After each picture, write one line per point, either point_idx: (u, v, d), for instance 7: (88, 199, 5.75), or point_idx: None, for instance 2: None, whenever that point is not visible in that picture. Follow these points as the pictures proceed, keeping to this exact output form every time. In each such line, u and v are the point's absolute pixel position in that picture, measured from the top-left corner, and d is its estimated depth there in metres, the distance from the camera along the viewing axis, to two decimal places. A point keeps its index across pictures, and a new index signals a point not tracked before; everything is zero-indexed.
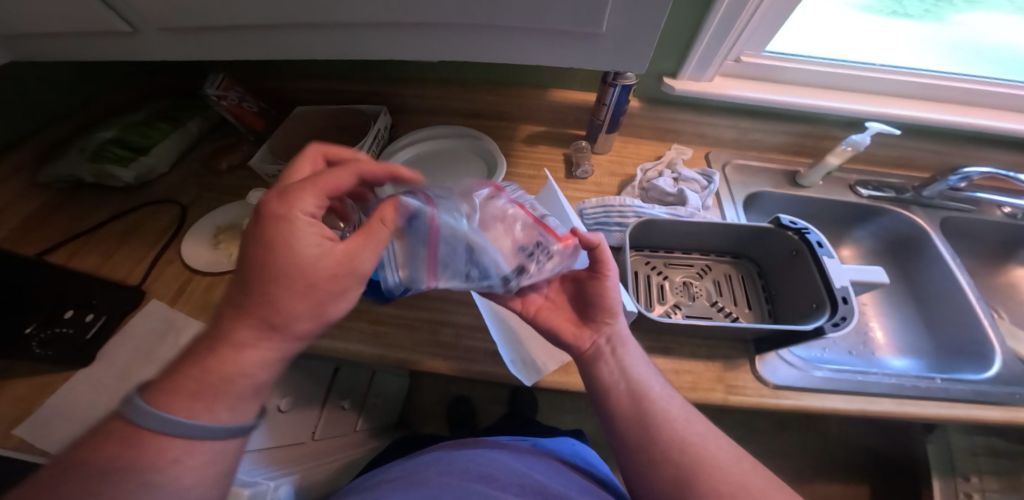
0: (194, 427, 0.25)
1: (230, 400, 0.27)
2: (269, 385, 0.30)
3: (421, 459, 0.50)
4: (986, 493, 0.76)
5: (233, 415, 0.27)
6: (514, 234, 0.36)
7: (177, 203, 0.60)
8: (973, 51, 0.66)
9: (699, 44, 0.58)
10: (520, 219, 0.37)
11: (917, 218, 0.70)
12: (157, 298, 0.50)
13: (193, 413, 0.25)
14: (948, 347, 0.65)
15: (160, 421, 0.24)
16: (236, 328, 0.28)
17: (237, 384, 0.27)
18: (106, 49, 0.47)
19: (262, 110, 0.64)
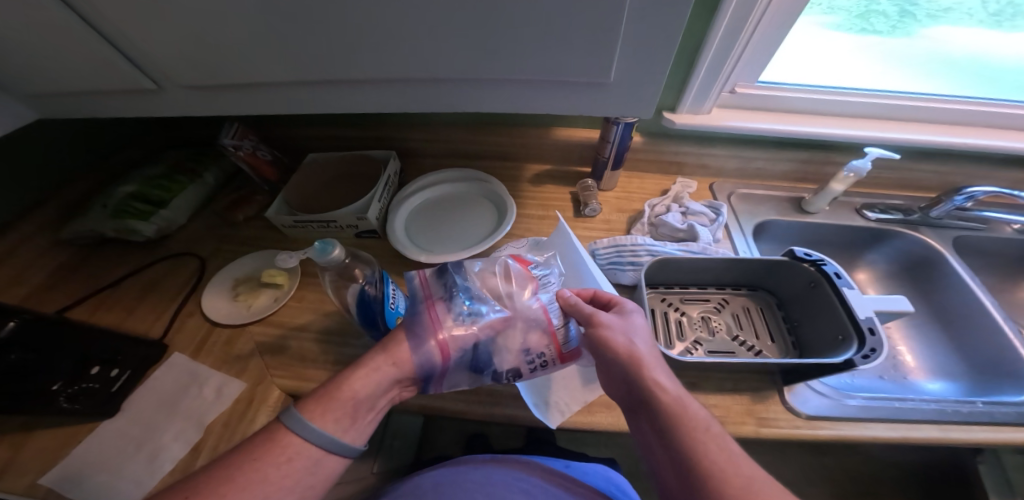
0: (309, 431, 0.30)
1: (339, 413, 0.32)
2: (373, 411, 0.34)
3: (453, 469, 0.49)
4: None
5: (338, 431, 0.32)
6: (520, 338, 0.36)
7: (196, 255, 0.61)
8: (942, 61, 0.67)
9: (694, 79, 0.60)
10: (533, 319, 0.36)
11: (929, 240, 0.70)
12: (179, 351, 0.51)
13: (315, 417, 0.31)
14: (981, 365, 0.63)
15: (295, 420, 0.31)
16: (373, 354, 0.35)
17: (347, 401, 0.33)
18: (134, 109, 0.49)
19: (274, 158, 0.67)
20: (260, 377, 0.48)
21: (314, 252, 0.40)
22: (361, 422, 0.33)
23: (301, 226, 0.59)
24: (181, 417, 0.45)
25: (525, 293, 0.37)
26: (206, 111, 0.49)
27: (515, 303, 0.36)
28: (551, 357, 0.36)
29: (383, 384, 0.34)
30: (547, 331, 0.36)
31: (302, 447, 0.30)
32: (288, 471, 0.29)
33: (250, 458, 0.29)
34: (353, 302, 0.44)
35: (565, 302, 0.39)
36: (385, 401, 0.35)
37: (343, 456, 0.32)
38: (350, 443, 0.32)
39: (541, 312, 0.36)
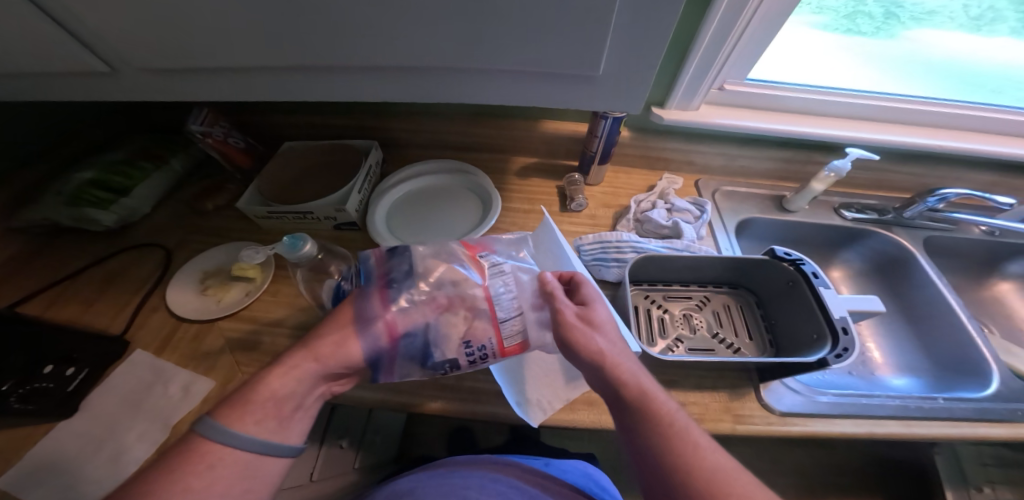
0: (232, 436, 0.30)
1: (261, 414, 0.32)
2: (299, 409, 0.34)
3: (434, 472, 0.49)
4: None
5: (260, 431, 0.31)
6: (464, 328, 0.35)
7: (161, 246, 0.58)
8: (920, 64, 0.69)
9: (685, 76, 0.59)
10: (478, 309, 0.36)
11: (899, 239, 0.72)
12: (142, 347, 0.49)
13: (232, 422, 0.31)
14: (944, 363, 0.66)
15: (210, 427, 0.30)
16: (291, 354, 0.35)
17: (269, 403, 0.32)
18: (90, 92, 0.45)
19: (248, 145, 0.64)
20: (228, 377, 0.46)
21: (283, 246, 0.38)
22: (288, 423, 0.33)
23: (275, 217, 0.57)
24: (145, 416, 0.44)
25: (471, 281, 0.37)
26: (171, 96, 0.45)
27: (456, 291, 0.36)
28: (493, 350, 0.36)
29: (306, 382, 0.34)
30: (488, 321, 0.35)
31: (228, 452, 0.30)
32: (213, 477, 0.29)
33: (171, 468, 0.28)
34: (327, 295, 0.42)
35: (517, 293, 0.38)
36: (314, 398, 0.35)
37: (278, 456, 0.32)
38: (277, 442, 0.32)
39: (482, 300, 0.36)
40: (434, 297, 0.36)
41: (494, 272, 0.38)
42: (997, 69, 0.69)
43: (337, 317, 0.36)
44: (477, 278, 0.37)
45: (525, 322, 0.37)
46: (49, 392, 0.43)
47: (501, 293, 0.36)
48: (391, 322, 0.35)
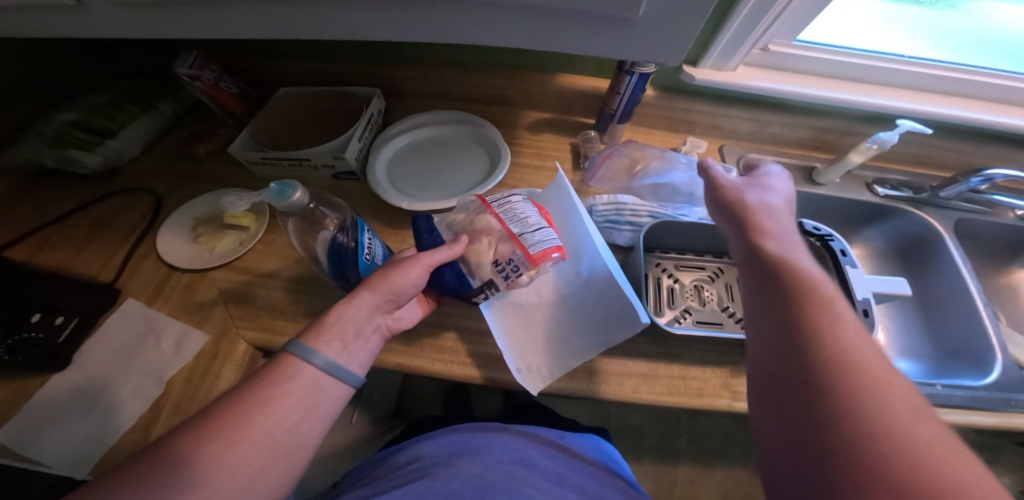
0: (310, 351, 0.32)
1: (330, 335, 0.34)
2: (361, 338, 0.36)
3: (456, 437, 0.47)
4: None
5: (330, 351, 0.33)
6: (492, 250, 0.39)
7: (151, 191, 0.56)
8: (980, 39, 0.63)
9: (727, 30, 0.52)
10: (497, 234, 0.40)
11: (932, 221, 0.68)
12: (134, 297, 0.47)
13: (310, 341, 0.33)
14: (949, 348, 0.64)
15: (290, 342, 0.33)
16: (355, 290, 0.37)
17: (337, 326, 0.34)
18: (58, 27, 0.40)
19: (242, 91, 0.59)
20: (223, 331, 0.45)
21: (271, 194, 0.35)
22: (351, 348, 0.35)
23: (270, 164, 0.53)
24: (138, 371, 0.42)
25: (483, 215, 0.41)
26: (148, 35, 0.40)
27: (474, 229, 0.41)
28: (522, 261, 0.38)
29: (365, 310, 0.36)
30: (508, 239, 0.39)
31: (305, 367, 0.32)
32: (290, 389, 0.30)
33: (261, 377, 0.31)
34: (323, 250, 0.40)
35: (529, 216, 0.41)
36: (371, 330, 0.37)
37: (341, 381, 0.33)
38: (345, 364, 0.33)
39: (497, 226, 0.40)
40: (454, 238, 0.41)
41: (500, 205, 0.42)
42: None
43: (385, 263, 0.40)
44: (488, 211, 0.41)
45: (543, 234, 0.39)
46: (39, 343, 0.41)
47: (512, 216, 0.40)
48: (422, 259, 0.39)
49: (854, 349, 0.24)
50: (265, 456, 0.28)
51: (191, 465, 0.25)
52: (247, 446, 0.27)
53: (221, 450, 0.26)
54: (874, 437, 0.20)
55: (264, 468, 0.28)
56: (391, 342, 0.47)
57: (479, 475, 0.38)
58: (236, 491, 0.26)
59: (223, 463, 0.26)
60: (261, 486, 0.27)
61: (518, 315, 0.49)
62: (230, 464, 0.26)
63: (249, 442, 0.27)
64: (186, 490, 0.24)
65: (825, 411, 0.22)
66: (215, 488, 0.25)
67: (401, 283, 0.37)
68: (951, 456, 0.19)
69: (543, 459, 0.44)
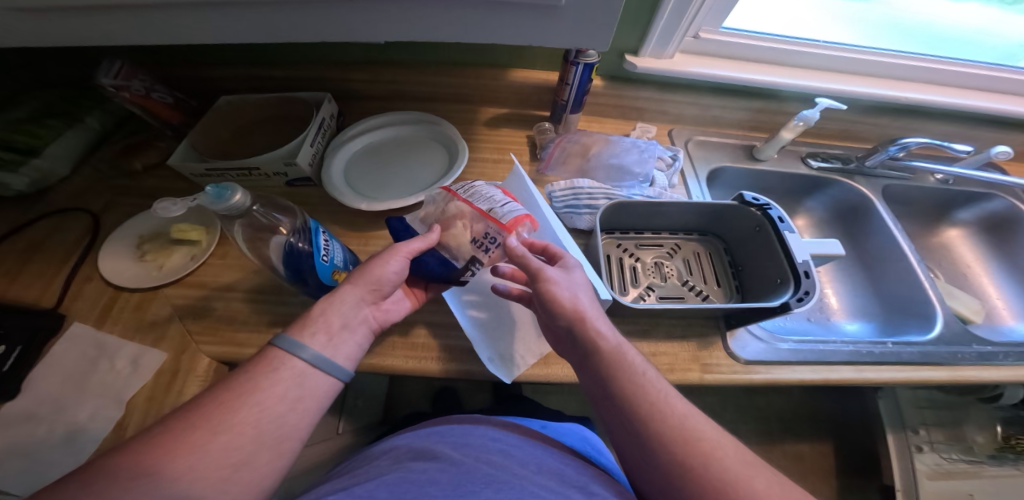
0: (297, 343, 0.33)
1: (315, 328, 0.35)
2: (347, 332, 0.36)
3: (434, 430, 0.47)
4: (933, 445, 0.85)
5: (314, 343, 0.34)
6: (468, 231, 0.42)
7: (86, 211, 0.53)
8: (899, 28, 0.69)
9: (660, 19, 0.56)
10: (470, 215, 0.42)
11: (862, 188, 0.74)
12: (80, 320, 0.45)
13: (297, 334, 0.34)
14: (894, 307, 0.70)
15: (278, 336, 0.34)
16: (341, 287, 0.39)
17: (322, 320, 0.35)
18: None
19: (177, 100, 0.57)
20: (182, 347, 0.43)
21: (208, 198, 0.34)
22: (337, 341, 0.36)
23: (216, 175, 0.52)
24: (94, 393, 0.39)
25: (452, 202, 0.44)
26: (64, 43, 0.38)
27: (446, 216, 0.43)
28: (499, 234, 0.40)
29: (350, 302, 0.37)
30: (480, 217, 0.41)
31: (291, 360, 0.32)
32: (277, 380, 0.31)
33: (249, 370, 0.32)
34: (278, 256, 0.39)
35: (495, 194, 0.43)
36: (358, 323, 0.38)
37: (327, 373, 0.34)
38: (329, 357, 0.34)
39: (467, 208, 0.42)
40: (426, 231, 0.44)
41: (467, 191, 0.44)
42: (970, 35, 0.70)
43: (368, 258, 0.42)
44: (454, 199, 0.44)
45: (510, 205, 0.41)
46: None
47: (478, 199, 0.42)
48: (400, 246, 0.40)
49: (636, 367, 0.35)
50: (250, 445, 0.28)
51: (176, 453, 0.25)
52: (231, 436, 0.28)
53: (206, 438, 0.27)
54: (675, 430, 0.31)
55: (247, 458, 0.28)
56: None
57: (456, 464, 0.37)
58: (217, 481, 0.26)
59: (207, 451, 0.26)
60: (241, 478, 0.27)
61: (486, 306, 0.50)
62: (213, 452, 0.26)
63: (233, 431, 0.28)
64: (167, 477, 0.24)
65: (649, 423, 0.32)
66: (197, 476, 0.25)
67: (383, 274, 0.39)
68: (701, 428, 0.32)
69: (522, 449, 0.43)
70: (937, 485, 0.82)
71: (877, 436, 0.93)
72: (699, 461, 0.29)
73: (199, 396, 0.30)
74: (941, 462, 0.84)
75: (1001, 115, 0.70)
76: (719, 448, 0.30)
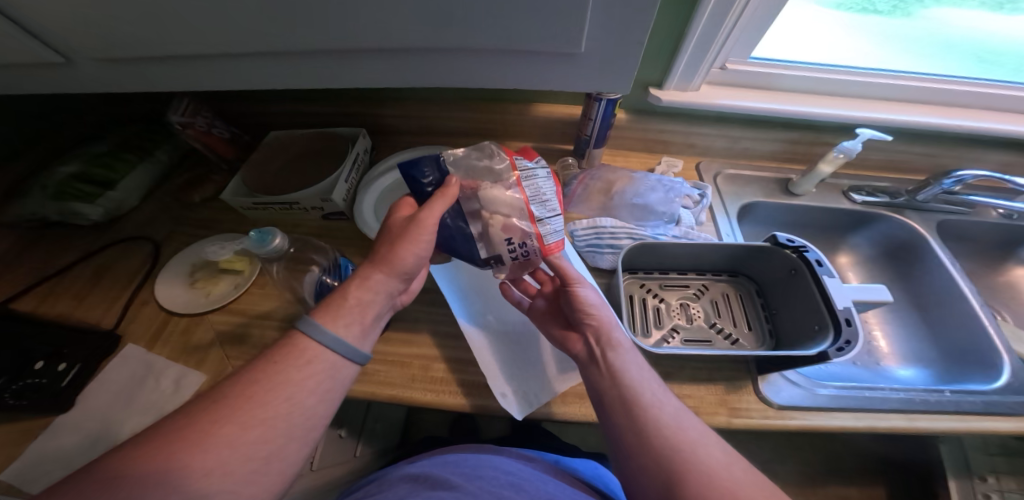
0: (327, 335, 0.34)
1: (349, 319, 0.36)
2: (371, 323, 0.38)
3: (449, 458, 0.47)
4: (1004, 495, 0.75)
5: (348, 336, 0.35)
6: (514, 228, 0.41)
7: (149, 240, 0.58)
8: (943, 44, 0.65)
9: (684, 52, 0.56)
10: (520, 213, 0.41)
11: (913, 224, 0.69)
12: (133, 342, 0.48)
13: (328, 323, 0.35)
14: (954, 353, 0.63)
15: (309, 325, 0.34)
16: (366, 271, 0.39)
17: (356, 310, 0.37)
18: (47, 85, 0.43)
19: (232, 135, 0.63)
20: (219, 371, 0.46)
21: (251, 242, 0.38)
22: (367, 331, 0.37)
23: (262, 208, 0.56)
24: (138, 408, 0.43)
25: (510, 186, 0.41)
26: (134, 89, 0.43)
27: (496, 198, 0.41)
28: (534, 249, 0.43)
29: (382, 290, 0.39)
30: (530, 222, 0.41)
31: (320, 351, 0.34)
32: (309, 372, 0.33)
33: (277, 358, 0.33)
34: (309, 290, 0.43)
35: (546, 195, 0.43)
36: (385, 308, 0.40)
37: (352, 362, 0.35)
38: (358, 350, 0.36)
39: (519, 204, 0.41)
40: (447, 185, 0.40)
41: (526, 178, 0.42)
42: None
43: (387, 234, 0.40)
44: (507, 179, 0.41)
45: (554, 223, 0.43)
46: (43, 388, 0.42)
47: (532, 198, 0.42)
48: (425, 218, 0.39)
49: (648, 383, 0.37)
50: (280, 438, 0.30)
51: (212, 446, 0.27)
52: (263, 430, 0.29)
53: (238, 434, 0.28)
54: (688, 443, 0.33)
55: (276, 451, 0.30)
56: (382, 375, 0.46)
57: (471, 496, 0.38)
58: (247, 474, 0.28)
59: (239, 445, 0.28)
60: (270, 470, 0.29)
61: (502, 339, 0.51)
62: (244, 447, 0.28)
63: (264, 425, 0.29)
64: (200, 470, 0.26)
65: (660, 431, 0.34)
66: (230, 468, 0.27)
67: (405, 260, 0.39)
68: (710, 445, 0.33)
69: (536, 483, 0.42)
70: None
71: (939, 491, 0.83)
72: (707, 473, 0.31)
73: (230, 384, 0.31)
74: None
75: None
76: (729, 471, 0.31)
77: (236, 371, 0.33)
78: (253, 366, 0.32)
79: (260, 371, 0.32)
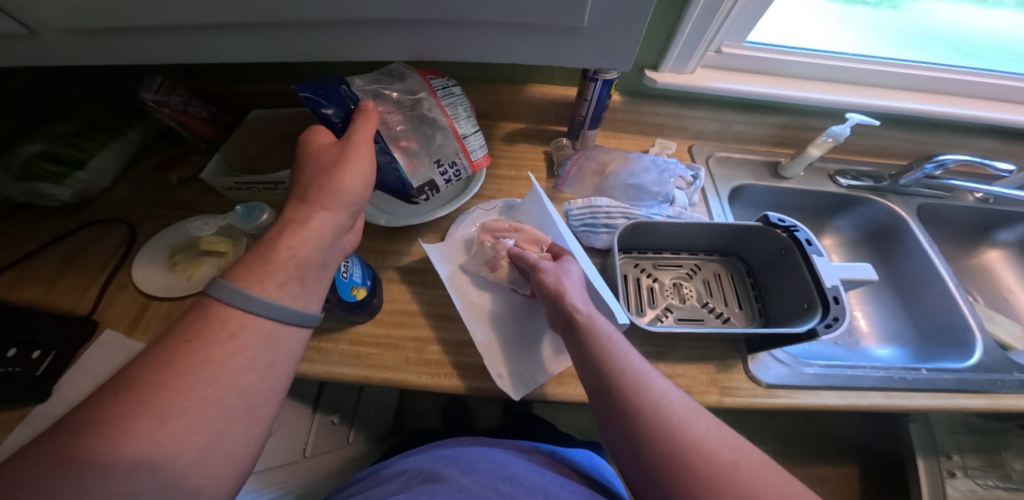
0: (254, 301, 0.29)
1: (281, 276, 0.31)
2: (311, 277, 0.33)
3: (443, 453, 0.47)
4: (968, 471, 0.80)
5: (284, 295, 0.31)
6: (437, 149, 0.51)
7: (124, 222, 0.55)
8: (928, 35, 0.67)
9: (681, 34, 0.55)
10: (443, 134, 0.51)
11: (895, 207, 0.71)
12: (111, 327, 0.46)
13: (253, 286, 0.30)
14: (930, 333, 0.66)
15: (227, 292, 0.29)
16: (294, 212, 0.35)
17: (286, 260, 0.32)
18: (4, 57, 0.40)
19: (212, 115, 0.60)
20: None
21: (239, 217, 0.40)
22: (309, 282, 0.33)
23: (245, 189, 0.54)
24: None
25: (427, 107, 0.49)
26: (104, 62, 0.40)
27: (423, 120, 0.50)
28: (462, 166, 0.54)
29: (331, 228, 0.35)
30: (456, 146, 0.52)
31: (250, 318, 0.29)
32: (236, 345, 0.28)
33: (190, 336, 0.27)
34: None
35: (460, 113, 0.52)
36: (331, 254, 0.35)
37: (294, 323, 0.31)
38: (300, 309, 0.32)
39: (445, 124, 0.51)
40: (363, 108, 0.41)
41: (442, 97, 0.50)
42: (1006, 40, 0.67)
43: (315, 164, 0.37)
44: (428, 100, 0.49)
45: (477, 141, 0.54)
46: (17, 378, 0.40)
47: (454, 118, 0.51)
48: (356, 139, 0.39)
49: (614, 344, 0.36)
50: (215, 423, 0.26)
51: (124, 446, 0.22)
52: (192, 417, 0.25)
53: (156, 425, 0.24)
54: (653, 401, 0.32)
55: (215, 439, 0.25)
56: (376, 358, 0.46)
57: (463, 490, 0.37)
58: (182, 469, 0.24)
59: (163, 439, 0.23)
60: (214, 459, 0.25)
61: (497, 318, 0.50)
62: (169, 440, 0.24)
63: (189, 413, 0.25)
64: (120, 472, 0.22)
65: (626, 393, 0.33)
66: (157, 466, 0.23)
67: (351, 189, 0.37)
68: (677, 402, 0.33)
69: (533, 477, 0.42)
70: None
71: (909, 464, 0.88)
72: (671, 432, 0.31)
73: (135, 372, 0.26)
74: (976, 489, 0.78)
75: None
76: (694, 426, 0.31)
77: (143, 354, 0.27)
78: (164, 350, 0.27)
79: (175, 349, 0.27)
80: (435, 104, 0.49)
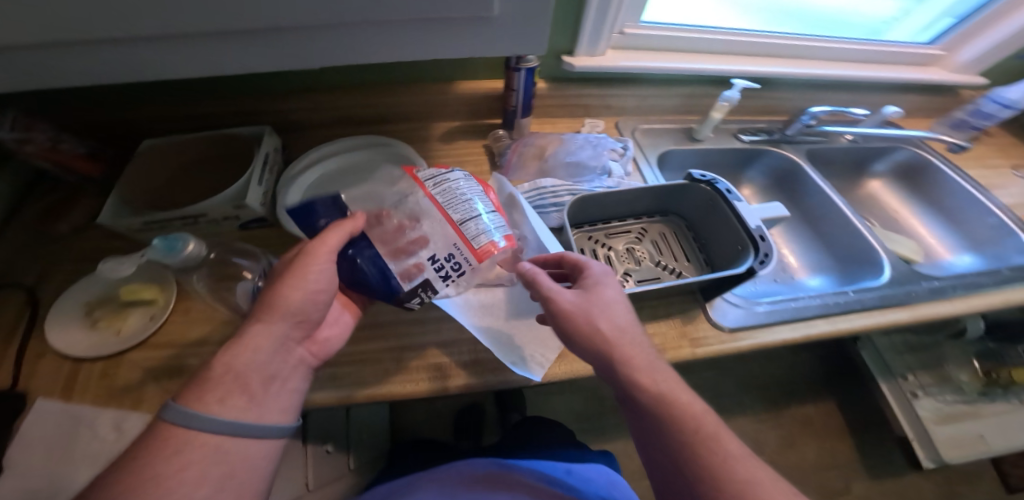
0: (204, 419, 0.28)
1: (226, 391, 0.30)
2: (270, 383, 0.33)
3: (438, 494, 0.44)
4: (926, 389, 0.89)
5: (233, 410, 0.30)
6: (440, 239, 0.37)
7: (17, 286, 0.48)
8: (782, 10, 0.78)
9: (586, 20, 0.59)
10: (441, 222, 0.37)
11: (788, 153, 0.80)
12: (43, 397, 0.40)
13: (198, 404, 0.29)
14: (846, 259, 0.75)
15: (175, 412, 0.28)
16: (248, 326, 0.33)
17: (234, 374, 0.31)
18: None
19: (91, 150, 0.53)
20: (161, 407, 0.39)
21: (158, 251, 0.36)
22: (262, 395, 0.32)
23: (157, 227, 0.48)
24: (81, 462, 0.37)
25: (417, 199, 0.38)
26: None
27: (412, 215, 0.38)
28: (466, 259, 0.36)
29: (274, 342, 0.33)
30: (454, 232, 0.36)
31: (198, 435, 0.28)
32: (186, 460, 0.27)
33: (133, 459, 0.27)
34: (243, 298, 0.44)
35: (472, 197, 0.39)
36: (286, 367, 0.34)
37: (254, 434, 0.31)
38: (257, 420, 0.31)
39: (438, 214, 0.37)
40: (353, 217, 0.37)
41: (438, 184, 0.39)
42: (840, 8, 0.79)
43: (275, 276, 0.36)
44: (420, 191, 0.38)
45: (486, 222, 0.37)
46: None
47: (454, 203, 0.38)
48: (318, 250, 0.35)
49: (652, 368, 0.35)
50: None
51: None
52: None
53: None
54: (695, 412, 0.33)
55: None
56: (350, 375, 0.43)
57: None
58: None
59: None
60: None
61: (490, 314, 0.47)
62: None
63: None
64: None
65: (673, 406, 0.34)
66: None
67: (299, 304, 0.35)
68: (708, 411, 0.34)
69: None
70: (945, 427, 0.84)
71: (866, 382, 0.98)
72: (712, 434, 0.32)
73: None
74: (939, 405, 0.87)
75: (884, 82, 0.80)
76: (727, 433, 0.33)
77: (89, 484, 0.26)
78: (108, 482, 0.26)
79: (119, 472, 0.26)
80: (432, 195, 0.38)
